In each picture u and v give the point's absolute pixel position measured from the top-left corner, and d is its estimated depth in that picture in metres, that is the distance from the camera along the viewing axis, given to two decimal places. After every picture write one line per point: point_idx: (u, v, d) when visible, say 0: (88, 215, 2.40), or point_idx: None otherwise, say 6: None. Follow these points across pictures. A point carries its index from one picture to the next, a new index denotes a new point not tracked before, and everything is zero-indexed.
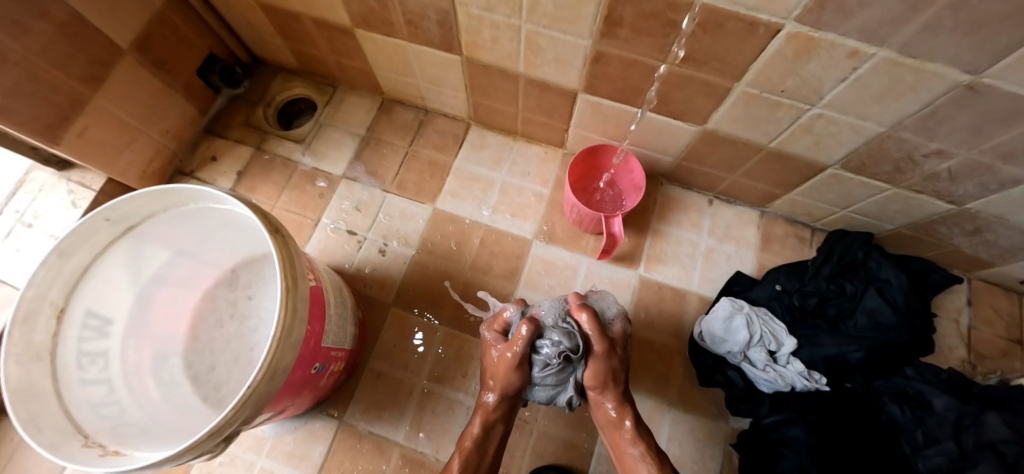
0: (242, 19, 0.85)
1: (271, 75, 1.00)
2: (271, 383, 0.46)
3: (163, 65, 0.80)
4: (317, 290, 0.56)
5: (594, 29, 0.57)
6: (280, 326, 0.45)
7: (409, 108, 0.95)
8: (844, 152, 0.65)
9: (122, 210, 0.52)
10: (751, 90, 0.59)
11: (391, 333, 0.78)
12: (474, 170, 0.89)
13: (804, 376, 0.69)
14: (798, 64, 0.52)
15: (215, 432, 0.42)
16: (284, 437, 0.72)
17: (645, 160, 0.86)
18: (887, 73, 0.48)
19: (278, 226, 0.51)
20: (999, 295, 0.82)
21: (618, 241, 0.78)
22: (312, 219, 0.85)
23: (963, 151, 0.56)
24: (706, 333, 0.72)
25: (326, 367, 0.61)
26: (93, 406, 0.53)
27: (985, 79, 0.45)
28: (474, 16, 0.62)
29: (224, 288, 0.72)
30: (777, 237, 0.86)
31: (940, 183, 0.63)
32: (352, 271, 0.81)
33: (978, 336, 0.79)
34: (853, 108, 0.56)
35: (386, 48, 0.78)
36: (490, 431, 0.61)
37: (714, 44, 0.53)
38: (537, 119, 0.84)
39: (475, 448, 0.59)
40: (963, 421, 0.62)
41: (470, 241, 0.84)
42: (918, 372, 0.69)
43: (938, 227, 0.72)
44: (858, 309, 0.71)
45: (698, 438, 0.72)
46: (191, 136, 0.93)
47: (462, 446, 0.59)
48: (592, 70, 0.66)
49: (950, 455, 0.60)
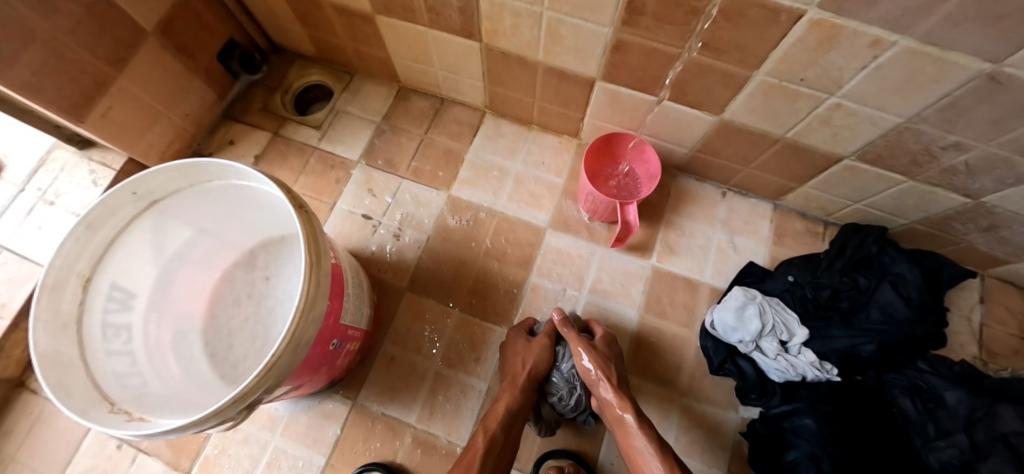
0: (263, 6, 0.86)
1: (289, 62, 1.00)
2: (293, 354, 0.48)
3: (185, 49, 0.81)
4: (337, 269, 0.59)
5: (615, 17, 0.58)
6: (304, 300, 0.47)
7: (424, 96, 0.95)
8: (862, 144, 0.65)
9: (149, 185, 0.54)
10: (771, 79, 0.59)
11: (404, 316, 0.79)
12: (487, 159, 0.90)
13: (816, 367, 0.69)
14: (820, 52, 0.52)
15: (239, 399, 0.43)
16: (298, 416, 0.73)
17: (660, 152, 0.86)
18: (909, 62, 0.49)
19: (302, 203, 0.53)
20: (1011, 293, 0.81)
21: (633, 229, 0.77)
22: (328, 203, 0.86)
23: (981, 144, 0.56)
24: (718, 322, 0.72)
25: (343, 346, 0.64)
26: (117, 375, 0.54)
27: (1006, 69, 0.45)
28: (496, 3, 0.63)
29: (242, 268, 0.74)
30: (790, 231, 0.86)
31: (957, 177, 0.63)
32: (367, 256, 0.82)
33: (990, 333, 0.79)
34: (873, 98, 0.56)
35: (406, 36, 0.79)
36: (514, 416, 0.62)
37: (735, 32, 0.53)
38: (552, 108, 0.84)
39: (499, 427, 0.59)
40: (974, 413, 0.63)
41: (484, 227, 0.84)
42: (931, 366, 0.69)
43: (953, 222, 0.72)
44: (871, 302, 0.72)
45: (706, 427, 0.73)
46: (211, 120, 0.94)
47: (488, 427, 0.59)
48: (611, 58, 0.66)
49: (961, 448, 0.61)
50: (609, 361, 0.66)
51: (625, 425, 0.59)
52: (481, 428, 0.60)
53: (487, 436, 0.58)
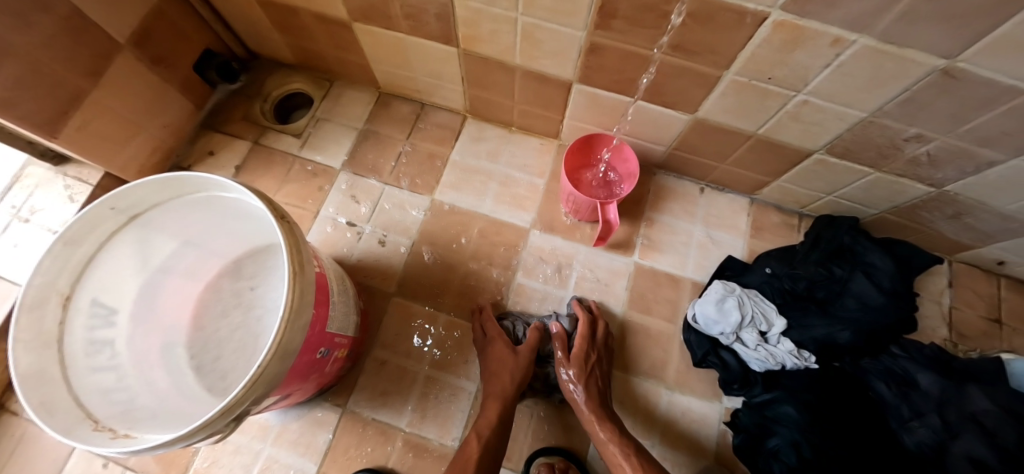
0: (240, 15, 0.85)
1: (267, 70, 1.00)
2: (280, 363, 0.49)
3: (160, 60, 0.80)
4: (322, 277, 0.59)
5: (589, 21, 0.59)
6: (288, 310, 0.48)
7: (406, 101, 0.96)
8: (830, 138, 0.67)
9: (128, 199, 0.54)
10: (741, 79, 0.61)
11: (393, 320, 0.79)
12: (470, 163, 0.90)
13: (794, 355, 0.71)
14: (786, 52, 0.54)
15: (226, 411, 0.44)
16: (289, 425, 0.73)
17: (640, 151, 0.88)
18: (869, 60, 0.51)
19: (283, 213, 0.54)
20: (978, 277, 0.85)
21: (613, 228, 0.78)
22: (312, 211, 0.86)
23: (941, 135, 0.59)
24: (699, 315, 0.74)
25: (331, 353, 0.64)
26: (102, 391, 0.54)
27: (960, 64, 0.47)
28: (473, 9, 0.64)
29: (227, 278, 0.73)
30: (768, 224, 0.88)
31: (921, 167, 0.66)
32: (352, 263, 0.82)
33: (960, 316, 0.82)
34: (838, 95, 0.58)
35: (384, 42, 0.79)
36: (500, 430, 0.63)
37: (706, 34, 0.55)
38: (533, 111, 0.85)
39: (494, 435, 0.62)
40: (946, 395, 0.66)
41: (469, 230, 0.85)
42: (904, 350, 0.71)
43: (920, 211, 0.75)
44: (845, 291, 0.74)
45: (692, 417, 0.74)
46: (189, 130, 0.93)
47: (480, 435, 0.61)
48: (587, 61, 0.68)
49: (933, 428, 0.64)
50: (586, 377, 0.68)
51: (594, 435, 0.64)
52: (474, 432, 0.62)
53: (481, 442, 0.60)
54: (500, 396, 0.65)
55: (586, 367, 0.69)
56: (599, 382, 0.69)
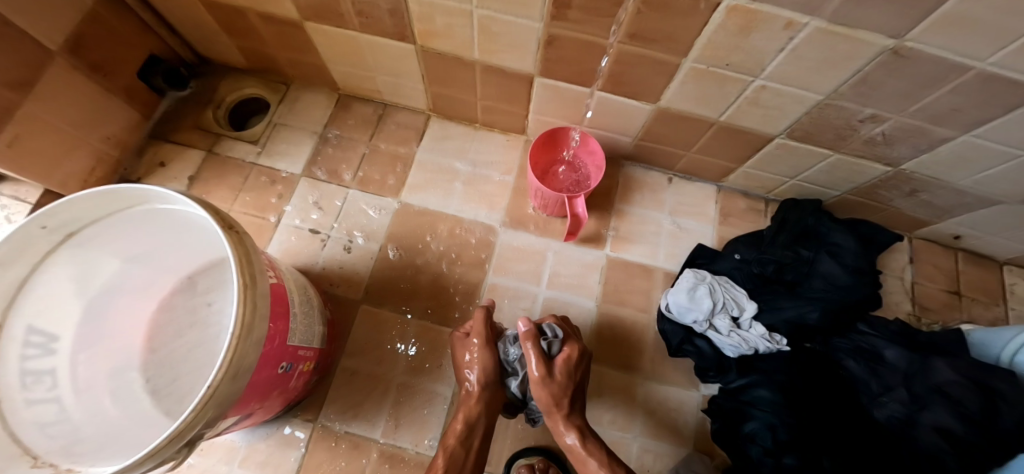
0: (184, 18, 0.81)
1: (219, 75, 0.95)
2: (233, 383, 0.46)
3: (99, 67, 0.75)
4: (279, 288, 0.56)
5: (545, 12, 0.58)
6: (239, 325, 0.45)
7: (367, 102, 0.93)
8: (790, 122, 0.68)
9: (58, 217, 0.50)
10: (699, 66, 0.61)
11: (363, 328, 0.76)
12: (436, 162, 0.88)
13: (766, 338, 0.72)
14: (741, 37, 0.54)
15: (175, 437, 0.41)
16: (256, 444, 0.70)
17: (607, 143, 0.87)
18: (821, 42, 0.51)
19: (232, 223, 0.51)
20: (937, 251, 0.88)
21: (583, 222, 0.77)
22: (273, 220, 0.82)
23: (894, 115, 0.60)
24: (672, 304, 0.74)
25: (294, 367, 0.61)
26: (42, 425, 0.50)
27: (908, 43, 0.48)
28: (426, 4, 0.62)
29: (181, 295, 0.68)
30: (735, 210, 0.89)
31: (878, 147, 0.67)
32: (317, 271, 0.79)
33: (922, 290, 0.85)
34: (793, 78, 0.59)
35: (338, 41, 0.76)
36: (473, 427, 0.59)
37: (662, 22, 0.55)
38: (497, 106, 0.84)
39: (459, 444, 0.58)
40: (912, 367, 0.67)
41: (438, 231, 0.83)
42: (870, 326, 0.73)
43: (879, 190, 0.77)
44: (812, 272, 0.75)
45: (670, 407, 0.74)
46: (136, 141, 0.88)
47: (445, 445, 0.58)
48: (546, 53, 0.66)
49: (902, 402, 0.65)
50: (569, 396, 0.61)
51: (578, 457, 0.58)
52: (441, 448, 0.58)
53: (446, 452, 0.57)
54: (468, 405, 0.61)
55: (569, 387, 0.61)
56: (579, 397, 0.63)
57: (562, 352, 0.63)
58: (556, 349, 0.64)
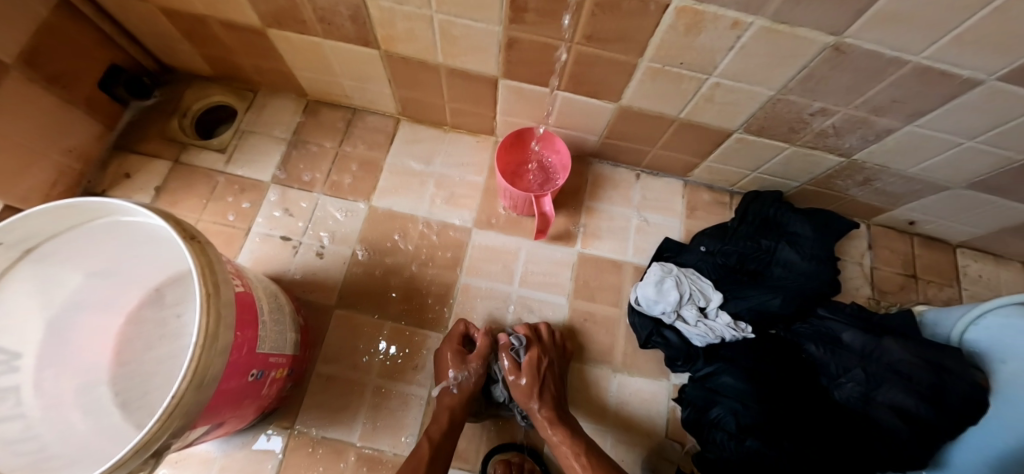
0: (144, 27, 0.80)
1: (183, 83, 0.94)
2: (199, 392, 0.46)
3: (58, 78, 0.73)
4: (246, 296, 0.56)
5: (503, 15, 0.59)
6: (203, 334, 0.46)
7: (336, 108, 0.93)
8: (745, 117, 0.70)
9: (17, 234, 0.50)
10: (655, 65, 0.63)
11: (337, 333, 0.77)
12: (407, 166, 0.89)
13: (731, 327, 0.75)
14: (691, 37, 0.56)
15: (140, 448, 0.41)
16: (233, 454, 0.70)
17: (574, 141, 0.89)
18: (766, 40, 0.54)
19: (193, 233, 0.51)
20: (893, 237, 0.91)
21: (550, 220, 0.79)
22: (243, 228, 0.82)
23: (841, 108, 0.63)
24: (641, 297, 0.76)
25: (266, 374, 0.61)
26: (6, 443, 0.49)
27: (847, 39, 0.50)
28: (386, 9, 0.62)
29: (150, 307, 0.64)
30: (701, 204, 0.91)
31: (829, 138, 0.70)
32: (289, 278, 0.79)
33: (880, 274, 0.88)
34: (744, 75, 0.61)
35: (302, 48, 0.76)
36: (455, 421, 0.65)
37: (616, 23, 0.56)
38: (464, 109, 0.85)
39: (443, 436, 0.62)
40: (867, 349, 0.70)
41: (410, 234, 0.84)
42: (829, 311, 0.76)
43: (835, 180, 0.80)
44: (773, 261, 0.78)
45: (641, 398, 0.76)
46: (99, 153, 0.87)
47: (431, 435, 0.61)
48: (507, 56, 0.68)
49: (859, 381, 0.68)
50: (539, 386, 0.67)
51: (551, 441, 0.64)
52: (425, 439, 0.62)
53: (432, 443, 0.61)
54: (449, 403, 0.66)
55: (539, 380, 0.67)
56: (553, 388, 0.68)
57: (529, 354, 0.70)
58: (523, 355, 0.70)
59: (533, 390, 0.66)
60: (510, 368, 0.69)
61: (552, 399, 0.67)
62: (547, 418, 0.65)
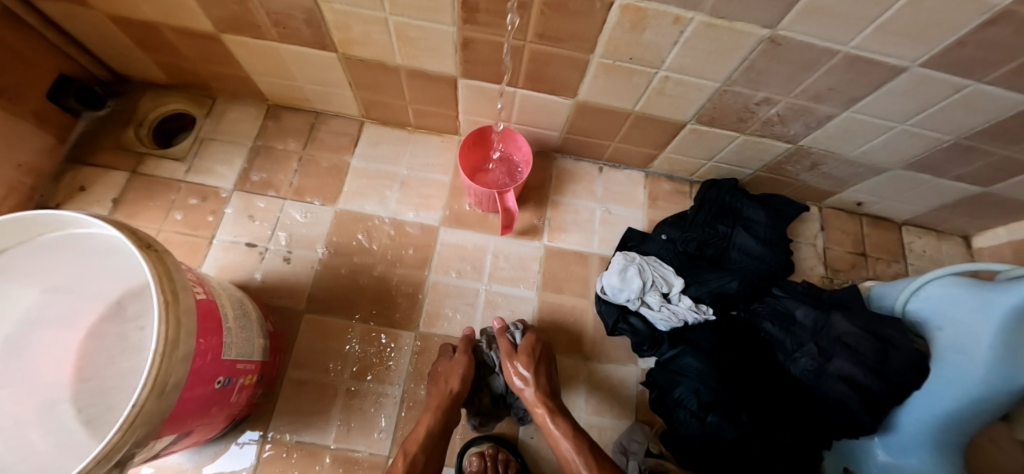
0: (93, 35, 0.78)
1: (139, 92, 0.92)
2: (161, 400, 0.46)
3: (4, 91, 0.71)
4: (208, 303, 0.56)
5: (456, 16, 0.60)
6: (162, 342, 0.45)
7: (298, 112, 0.93)
8: (696, 109, 0.73)
9: None
10: (606, 61, 0.65)
11: (308, 337, 0.77)
12: (372, 168, 0.89)
13: (693, 310, 0.78)
14: (637, 33, 0.58)
15: (102, 459, 0.41)
16: (205, 465, 0.69)
17: (536, 138, 0.91)
18: (707, 35, 0.56)
19: (150, 242, 0.51)
20: (843, 218, 0.96)
21: (515, 215, 0.81)
22: (207, 237, 0.81)
23: (783, 97, 0.66)
24: (607, 286, 0.79)
25: (234, 381, 0.61)
26: None
27: (781, 32, 0.54)
28: (340, 12, 0.63)
29: (111, 321, 0.60)
30: (662, 194, 0.95)
31: (775, 126, 0.74)
32: (256, 285, 0.79)
33: (833, 254, 0.93)
34: (691, 69, 0.64)
35: (259, 53, 0.76)
36: (434, 441, 0.63)
37: (565, 22, 0.58)
38: (427, 109, 0.86)
39: (421, 449, 0.61)
40: (817, 324, 0.74)
41: (378, 235, 0.84)
42: (783, 290, 0.80)
43: (785, 166, 0.84)
44: (731, 245, 0.82)
45: (611, 384, 0.79)
46: (52, 166, 0.84)
47: (405, 450, 0.61)
48: (464, 56, 0.69)
49: (812, 355, 0.71)
50: (536, 368, 0.68)
51: (546, 426, 0.65)
52: (402, 452, 0.61)
53: (405, 459, 0.59)
54: (436, 406, 0.65)
55: (535, 362, 0.68)
56: (549, 373, 0.69)
57: (524, 339, 0.71)
58: (518, 338, 0.72)
59: (528, 374, 0.67)
60: (508, 352, 0.70)
61: (547, 384, 0.68)
62: (542, 401, 0.66)
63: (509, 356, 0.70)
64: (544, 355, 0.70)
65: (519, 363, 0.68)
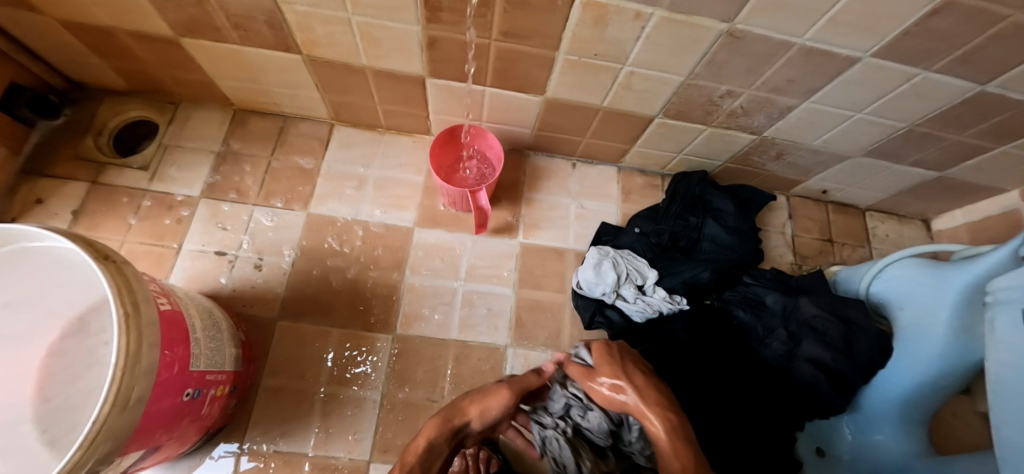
0: (44, 41, 0.75)
1: (97, 99, 0.89)
2: (123, 416, 0.45)
3: None
4: (173, 314, 0.55)
5: (420, 15, 0.60)
6: (124, 356, 0.44)
7: (265, 116, 0.91)
8: (663, 103, 0.74)
9: None
10: (572, 57, 0.66)
11: (283, 345, 0.75)
12: (343, 171, 0.88)
13: (668, 301, 0.80)
14: (601, 29, 0.59)
15: None
16: None
17: (509, 136, 0.91)
18: (668, 29, 0.57)
19: (109, 253, 0.49)
20: (809, 205, 0.99)
21: (488, 213, 0.81)
22: (174, 247, 0.79)
23: (745, 89, 0.68)
24: (583, 281, 0.80)
25: (204, 393, 0.60)
26: None
27: (739, 26, 0.55)
28: (302, 13, 0.62)
29: (73, 337, 0.55)
30: (635, 188, 0.96)
31: (740, 118, 0.75)
32: (226, 294, 0.77)
33: (800, 241, 0.96)
34: (655, 63, 0.65)
35: (221, 56, 0.74)
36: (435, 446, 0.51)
37: (529, 19, 0.58)
38: (396, 109, 0.85)
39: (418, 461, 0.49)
40: (786, 309, 0.76)
41: (351, 238, 0.83)
42: (755, 278, 0.81)
43: (752, 157, 0.86)
44: (702, 236, 0.83)
45: None
46: (5, 179, 0.80)
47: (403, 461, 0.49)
48: (431, 55, 0.69)
49: (782, 340, 0.73)
50: (625, 373, 0.57)
51: (664, 451, 0.49)
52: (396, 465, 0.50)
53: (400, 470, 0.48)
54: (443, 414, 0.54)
55: (620, 367, 0.57)
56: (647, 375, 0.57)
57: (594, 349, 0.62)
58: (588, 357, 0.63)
59: (622, 383, 0.56)
60: (584, 373, 0.60)
61: (647, 387, 0.55)
62: (654, 409, 0.52)
63: (588, 376, 0.59)
64: (629, 359, 0.59)
65: (604, 376, 0.57)
